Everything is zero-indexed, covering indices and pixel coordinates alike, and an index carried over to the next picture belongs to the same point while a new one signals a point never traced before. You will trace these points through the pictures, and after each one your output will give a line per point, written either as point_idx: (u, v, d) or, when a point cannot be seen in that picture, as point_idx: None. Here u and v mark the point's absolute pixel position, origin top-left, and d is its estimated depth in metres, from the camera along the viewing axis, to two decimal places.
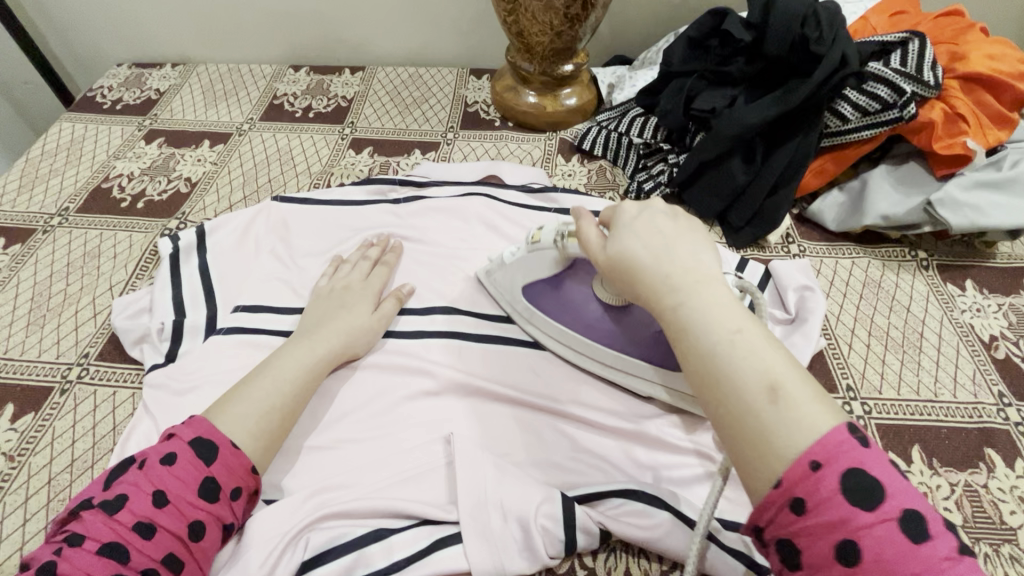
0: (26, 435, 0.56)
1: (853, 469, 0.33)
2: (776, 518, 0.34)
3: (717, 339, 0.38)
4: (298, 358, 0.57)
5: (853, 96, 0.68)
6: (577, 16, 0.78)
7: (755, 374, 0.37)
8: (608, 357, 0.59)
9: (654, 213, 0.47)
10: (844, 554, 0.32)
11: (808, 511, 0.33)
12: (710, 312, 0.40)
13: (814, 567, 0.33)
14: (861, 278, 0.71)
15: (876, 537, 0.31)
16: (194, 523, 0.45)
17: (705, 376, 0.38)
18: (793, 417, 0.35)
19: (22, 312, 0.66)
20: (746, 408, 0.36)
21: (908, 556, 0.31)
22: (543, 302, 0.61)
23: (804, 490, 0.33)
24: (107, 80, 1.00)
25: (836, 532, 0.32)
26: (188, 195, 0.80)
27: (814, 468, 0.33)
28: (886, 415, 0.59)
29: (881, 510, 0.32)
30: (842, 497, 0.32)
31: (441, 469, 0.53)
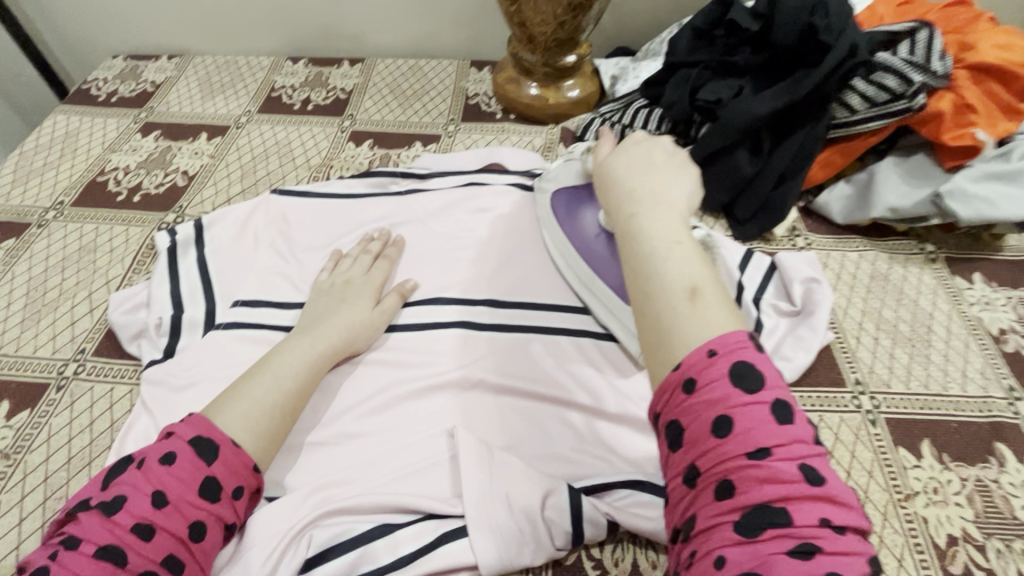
0: (22, 432, 0.55)
1: (742, 360, 0.35)
2: (669, 400, 0.37)
3: (657, 244, 0.43)
4: (297, 354, 0.56)
5: (861, 87, 0.67)
6: (581, 5, 0.76)
7: (680, 275, 0.41)
8: (584, 274, 0.65)
9: (648, 147, 0.52)
10: (719, 429, 0.34)
11: (697, 391, 0.35)
12: (656, 224, 0.44)
13: (692, 443, 0.35)
14: (868, 271, 0.70)
15: (750, 415, 0.34)
16: (195, 523, 0.44)
17: (636, 274, 0.42)
18: (698, 315, 0.39)
19: (17, 307, 0.65)
20: (662, 301, 0.40)
21: (773, 434, 0.33)
22: (560, 208, 0.68)
23: (696, 371, 0.36)
24: (101, 72, 0.99)
25: (717, 409, 0.34)
26: (185, 188, 0.78)
27: (709, 355, 0.36)
28: (895, 409, 0.59)
29: (757, 394, 0.34)
30: (729, 380, 0.35)
31: (445, 464, 0.52)
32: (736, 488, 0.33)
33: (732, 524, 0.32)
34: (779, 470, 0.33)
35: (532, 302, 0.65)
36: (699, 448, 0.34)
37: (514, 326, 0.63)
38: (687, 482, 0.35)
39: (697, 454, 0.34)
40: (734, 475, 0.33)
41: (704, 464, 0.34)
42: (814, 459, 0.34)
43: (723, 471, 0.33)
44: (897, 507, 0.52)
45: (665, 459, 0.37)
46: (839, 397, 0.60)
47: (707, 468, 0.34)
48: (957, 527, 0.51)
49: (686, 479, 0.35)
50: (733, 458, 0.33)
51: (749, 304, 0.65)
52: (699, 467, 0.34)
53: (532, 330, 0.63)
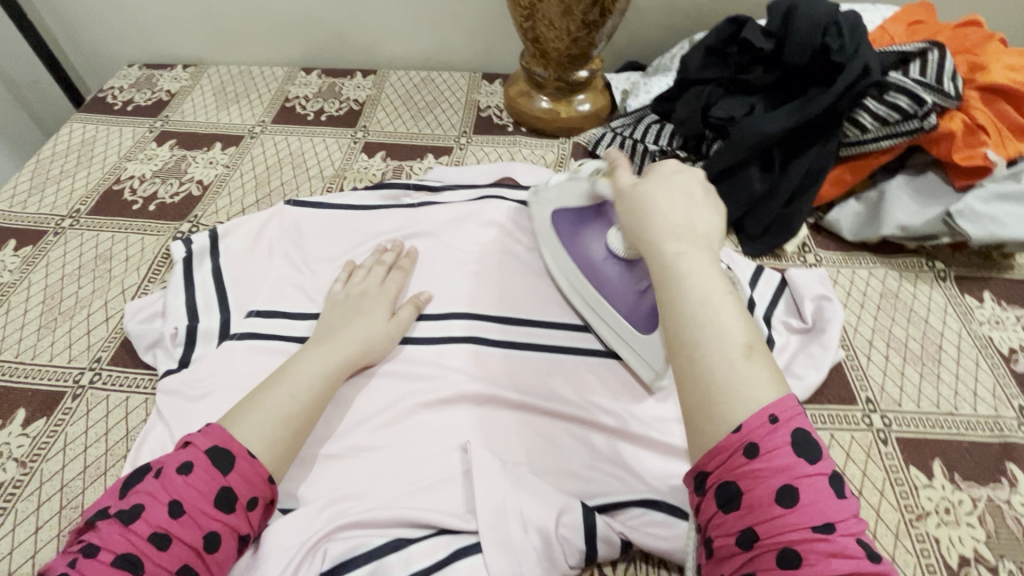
0: (38, 441, 0.55)
1: (802, 430, 0.35)
2: (724, 459, 0.35)
3: (712, 293, 0.40)
4: (313, 365, 0.56)
5: (872, 106, 0.67)
6: (595, 23, 0.77)
7: (738, 330, 0.38)
8: (593, 299, 0.64)
9: (686, 178, 0.48)
10: (783, 497, 0.33)
11: (757, 455, 0.34)
12: (703, 268, 0.41)
13: (750, 508, 0.34)
14: (878, 289, 0.71)
15: (813, 487, 0.33)
16: (210, 533, 0.45)
17: (683, 322, 0.39)
18: (759, 374, 0.37)
19: (33, 315, 0.65)
20: (717, 356, 0.38)
21: (836, 508, 0.33)
22: (565, 230, 0.68)
23: (757, 436, 0.35)
24: (117, 81, 1.00)
25: (781, 477, 0.34)
26: (200, 198, 0.79)
27: (771, 420, 0.35)
28: (905, 428, 0.59)
29: (820, 464, 0.34)
30: (790, 450, 0.34)
31: (459, 478, 0.52)
32: (800, 559, 0.32)
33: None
34: (846, 545, 0.32)
35: (544, 317, 0.67)
36: (758, 514, 0.33)
37: (526, 340, 0.64)
38: (742, 545, 0.34)
39: (756, 519, 0.33)
40: (798, 546, 0.32)
41: (764, 531, 0.33)
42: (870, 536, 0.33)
43: (785, 540, 0.32)
44: (908, 527, 0.52)
45: (712, 518, 0.36)
46: (850, 415, 0.60)
47: (768, 534, 0.33)
48: (969, 548, 0.51)
49: (739, 542, 0.34)
50: (797, 528, 0.32)
51: (759, 320, 0.65)
52: (757, 533, 0.33)
53: (545, 345, 0.64)
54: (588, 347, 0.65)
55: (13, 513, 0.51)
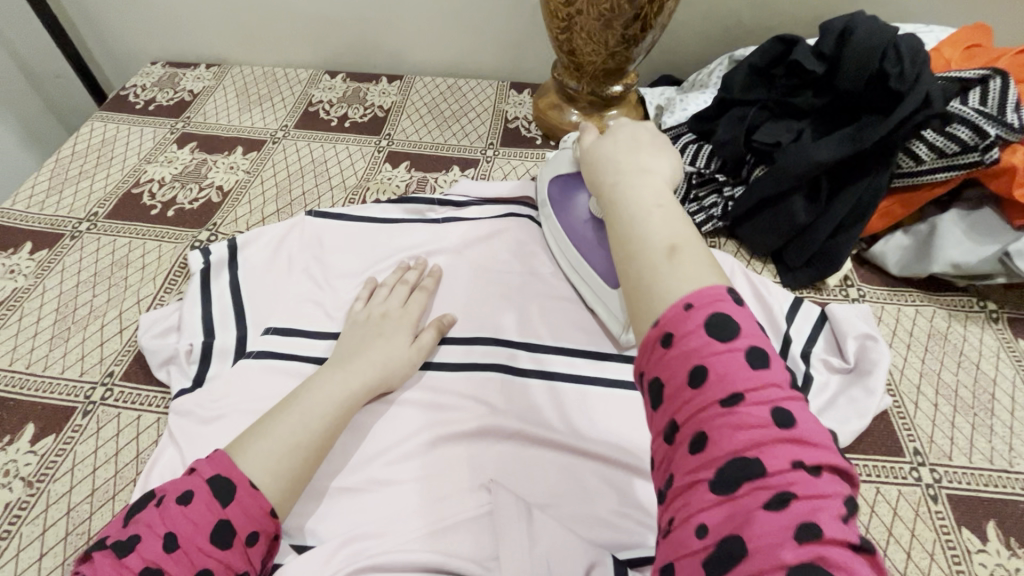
0: (46, 460, 0.53)
1: (720, 309, 0.32)
2: (647, 355, 0.33)
3: (638, 208, 0.39)
4: (329, 391, 0.53)
5: (930, 137, 0.64)
6: (635, 37, 0.73)
7: (660, 235, 0.37)
8: (574, 257, 0.66)
9: (635, 130, 0.48)
10: (694, 378, 0.31)
11: (672, 343, 0.32)
12: (637, 190, 0.41)
13: (668, 399, 0.31)
14: (925, 328, 0.67)
15: (726, 364, 0.30)
16: (203, 571, 0.41)
17: (618, 240, 0.39)
18: (679, 270, 0.35)
19: (46, 324, 0.64)
20: (642, 261, 0.36)
21: (749, 380, 0.30)
22: (556, 195, 0.68)
23: (672, 324, 0.32)
24: (140, 79, 0.98)
25: (692, 360, 0.31)
26: (219, 205, 0.77)
27: (685, 306, 0.32)
28: (956, 484, 0.55)
29: (734, 342, 0.31)
30: (704, 331, 0.31)
31: (482, 521, 0.50)
32: (711, 439, 0.29)
33: (707, 481, 0.29)
34: (755, 417, 0.29)
35: (572, 345, 0.64)
36: (676, 403, 0.31)
37: (554, 370, 0.61)
38: (667, 439, 0.32)
39: (674, 409, 0.31)
40: (708, 426, 0.30)
41: (681, 419, 0.31)
42: (791, 405, 0.30)
43: (698, 424, 0.30)
44: None
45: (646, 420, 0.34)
46: (898, 468, 0.56)
47: (685, 421, 0.31)
48: None
49: (665, 437, 0.32)
50: (708, 408, 0.30)
51: (797, 357, 0.62)
52: (677, 422, 0.31)
53: (572, 375, 0.61)
54: (618, 379, 0.61)
55: (17, 538, 0.49)
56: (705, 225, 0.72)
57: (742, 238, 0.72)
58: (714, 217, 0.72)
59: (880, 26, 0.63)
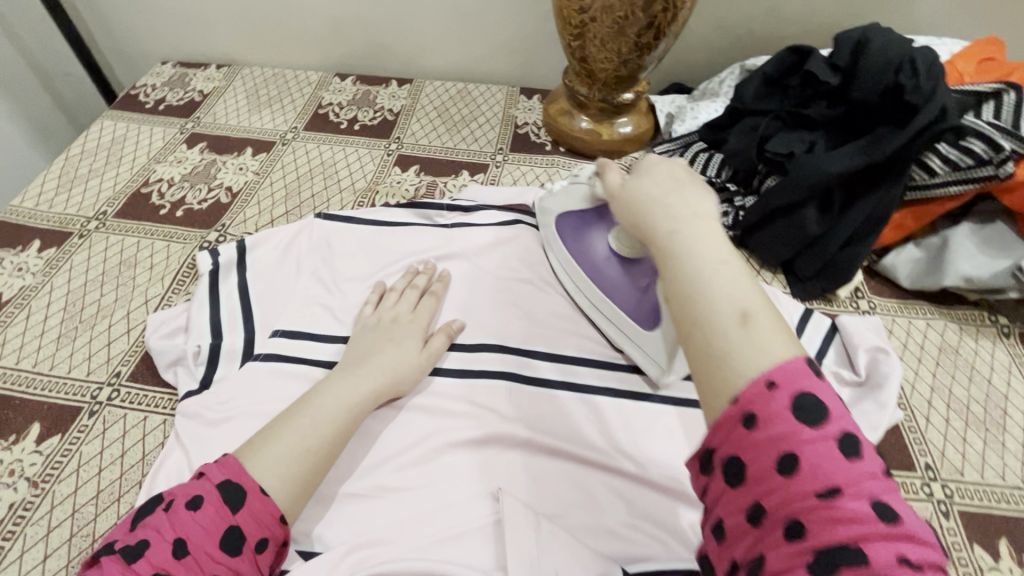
0: (51, 460, 0.53)
1: (806, 389, 0.31)
2: (725, 434, 0.32)
3: (700, 264, 0.37)
4: (338, 396, 0.53)
5: (943, 150, 0.64)
6: (648, 45, 0.73)
7: (729, 298, 0.35)
8: (598, 298, 0.65)
9: (673, 165, 0.47)
10: (783, 465, 0.29)
11: (756, 424, 0.31)
12: (696, 242, 0.39)
13: (753, 482, 0.30)
14: (936, 342, 0.66)
15: (818, 451, 0.29)
16: None
17: (680, 299, 0.36)
18: (754, 341, 0.33)
19: (53, 323, 0.63)
20: (713, 328, 0.34)
21: (844, 470, 0.29)
22: (569, 235, 0.68)
23: (755, 403, 0.31)
24: (151, 78, 0.98)
25: (780, 445, 0.30)
26: (229, 206, 0.77)
27: (768, 385, 0.31)
28: (968, 500, 0.55)
29: (824, 427, 0.30)
30: (791, 413, 0.30)
31: (488, 529, 0.49)
32: (807, 530, 0.28)
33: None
34: (854, 509, 0.28)
35: (583, 351, 0.64)
36: (763, 489, 0.30)
37: (564, 378, 0.61)
38: (751, 523, 0.30)
39: (760, 493, 0.30)
40: (803, 517, 0.28)
41: (770, 505, 0.29)
42: (889, 495, 0.29)
43: (791, 513, 0.29)
44: None
45: (720, 499, 0.32)
46: (909, 483, 0.56)
47: (774, 508, 0.29)
48: None
49: (748, 520, 0.30)
50: (802, 498, 0.28)
51: None
52: (764, 508, 0.30)
53: (581, 384, 0.61)
54: (626, 389, 0.61)
55: (21, 539, 0.49)
56: None
57: (753, 248, 0.72)
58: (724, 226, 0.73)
59: (895, 38, 0.64)
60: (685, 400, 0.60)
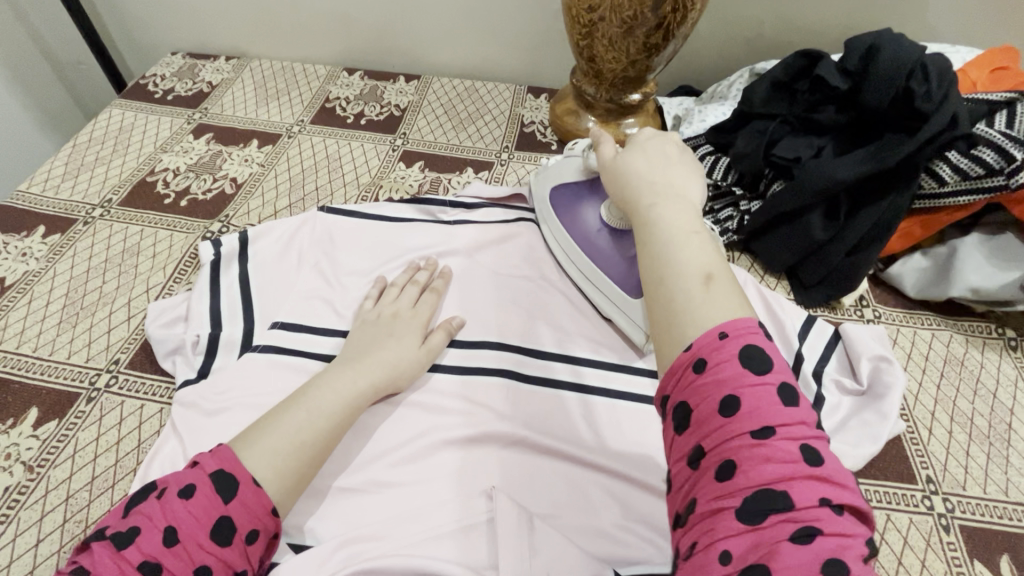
0: (48, 444, 0.53)
1: (753, 343, 0.35)
2: (678, 379, 0.36)
3: (673, 234, 0.42)
4: (338, 389, 0.53)
5: (954, 158, 0.62)
6: (657, 46, 0.72)
7: (694, 264, 0.40)
8: (588, 268, 0.65)
9: (661, 141, 0.52)
10: (725, 407, 0.33)
11: (705, 369, 0.35)
12: (674, 214, 0.44)
13: (698, 425, 0.34)
14: (941, 353, 0.65)
15: (758, 396, 0.33)
16: (202, 568, 0.41)
17: (653, 260, 0.42)
18: (711, 300, 0.38)
19: (54, 309, 0.64)
20: (677, 285, 0.39)
21: (779, 414, 0.32)
22: (561, 207, 0.68)
23: (705, 351, 0.35)
24: (160, 69, 0.99)
25: (724, 388, 0.33)
26: (233, 197, 0.77)
27: (720, 335, 0.35)
28: (970, 515, 0.54)
29: (766, 376, 0.34)
30: (737, 361, 0.34)
31: (482, 528, 0.49)
32: (739, 466, 0.31)
33: (733, 509, 0.31)
34: (784, 449, 0.31)
35: (582, 353, 0.63)
36: (705, 429, 0.33)
37: (559, 379, 0.61)
38: (692, 464, 0.34)
39: (703, 434, 0.33)
40: (737, 454, 0.32)
41: (709, 444, 0.33)
42: (817, 443, 0.32)
43: (728, 451, 0.32)
44: None
45: (670, 443, 0.36)
46: (910, 495, 0.55)
47: (713, 448, 0.33)
48: None
49: (691, 461, 0.34)
50: (738, 436, 0.32)
51: (809, 376, 0.61)
52: (704, 448, 0.33)
53: (580, 385, 0.60)
54: (622, 392, 0.60)
55: (14, 522, 0.49)
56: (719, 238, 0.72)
57: (758, 254, 0.71)
58: (729, 230, 0.72)
59: (908, 43, 0.62)
60: None
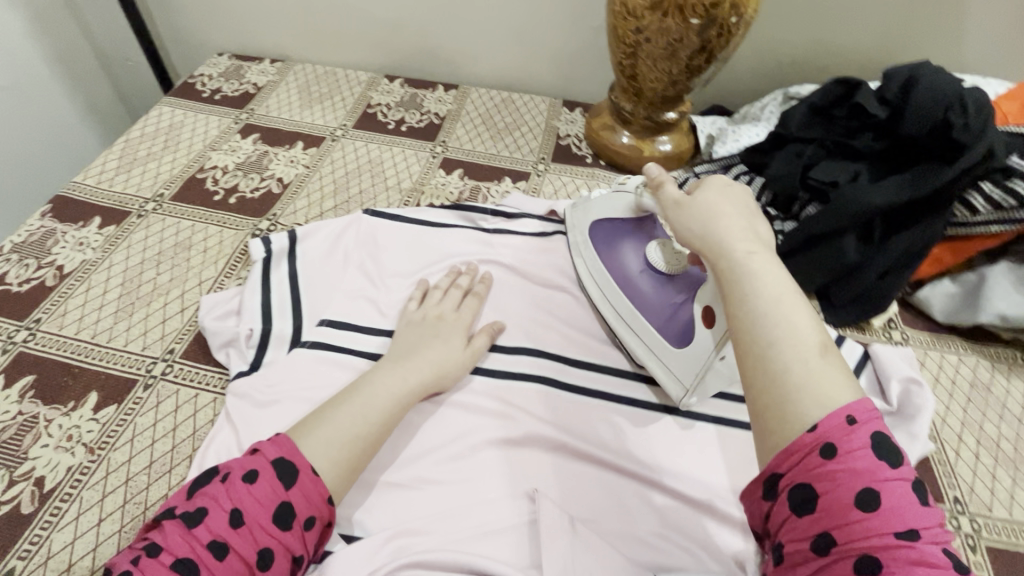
0: (108, 428, 0.55)
1: (880, 432, 0.35)
2: (799, 461, 0.35)
3: (779, 294, 0.41)
4: (388, 386, 0.55)
5: (987, 188, 0.65)
6: (698, 68, 0.74)
7: (806, 332, 0.39)
8: (627, 311, 0.64)
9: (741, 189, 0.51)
10: (862, 500, 0.33)
11: (836, 455, 0.34)
12: (772, 271, 0.42)
13: (827, 511, 0.34)
14: (968, 378, 0.67)
15: (895, 492, 0.33)
16: (265, 550, 0.43)
17: (753, 321, 0.40)
18: (827, 374, 0.37)
19: (112, 297, 0.66)
20: (789, 355, 0.38)
21: (918, 514, 0.32)
22: (601, 243, 0.68)
23: (835, 437, 0.34)
24: (207, 69, 1.02)
25: (860, 480, 0.33)
26: (280, 196, 0.79)
27: (849, 422, 0.35)
28: (996, 536, 0.55)
29: (899, 470, 0.34)
30: (870, 452, 0.34)
31: (524, 527, 0.50)
32: (882, 565, 0.31)
33: None
34: (928, 552, 0.31)
35: (619, 364, 0.65)
36: (838, 519, 0.33)
37: (597, 389, 0.62)
38: (818, 550, 0.34)
39: (834, 523, 0.33)
40: (880, 552, 0.32)
41: (842, 535, 0.33)
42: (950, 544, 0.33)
43: (866, 547, 0.32)
44: None
45: (783, 522, 0.36)
46: None
47: (847, 539, 0.33)
48: None
49: (815, 546, 0.34)
50: (881, 534, 0.32)
51: None
52: (836, 536, 0.33)
53: (616, 394, 0.62)
54: (658, 403, 0.62)
55: (77, 502, 0.51)
56: None
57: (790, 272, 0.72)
58: None
59: (945, 77, 0.65)
60: (719, 419, 0.61)
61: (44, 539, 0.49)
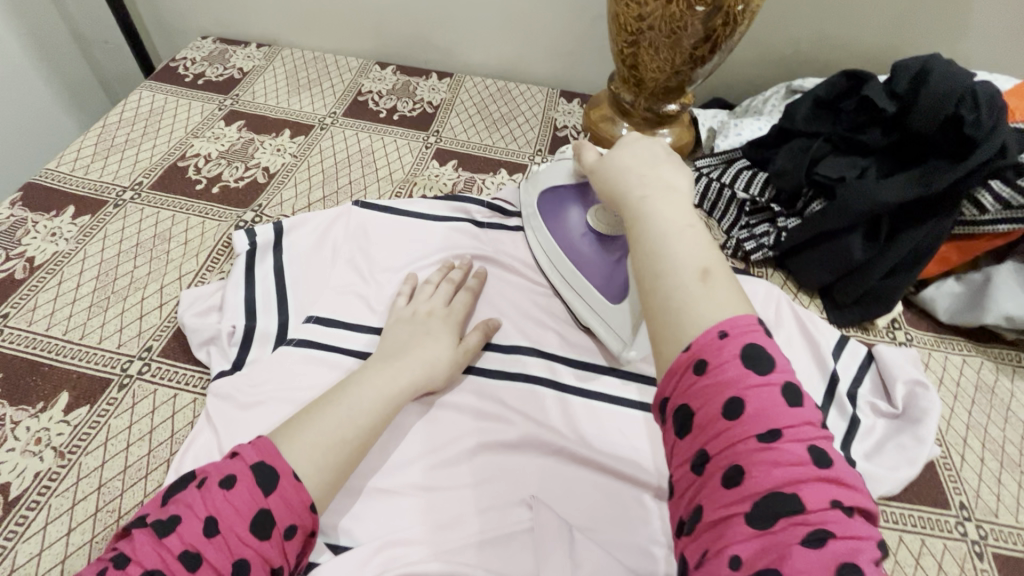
0: (79, 431, 0.52)
1: (754, 340, 0.33)
2: (676, 382, 0.34)
3: (669, 224, 0.40)
4: (379, 389, 0.52)
5: (996, 187, 0.63)
6: (702, 58, 0.72)
7: (691, 257, 0.37)
8: (570, 272, 0.64)
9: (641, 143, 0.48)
10: (729, 410, 0.31)
11: (706, 370, 0.33)
12: (667, 207, 0.41)
13: (700, 428, 0.32)
14: (973, 379, 0.65)
15: (763, 397, 0.31)
16: (241, 562, 0.40)
17: (643, 250, 0.39)
18: (711, 296, 0.36)
19: (85, 292, 0.63)
20: (672, 280, 0.37)
21: (785, 416, 0.31)
22: (547, 211, 0.67)
23: (707, 352, 0.33)
24: (190, 52, 0.98)
25: (728, 390, 0.32)
26: (265, 186, 0.76)
27: (721, 335, 0.33)
28: (1003, 544, 0.54)
29: (769, 375, 0.32)
30: (740, 360, 0.32)
31: (523, 536, 0.49)
32: (747, 472, 0.30)
33: (744, 517, 0.29)
34: (792, 452, 0.30)
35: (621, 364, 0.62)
36: (709, 434, 0.32)
37: (595, 390, 0.60)
38: (695, 470, 0.32)
39: (707, 438, 0.32)
40: (745, 459, 0.30)
41: (713, 450, 0.31)
42: (825, 444, 0.31)
43: (733, 457, 0.31)
44: None
45: (669, 447, 0.34)
46: (943, 521, 0.55)
47: (718, 453, 0.31)
48: None
49: (692, 468, 0.32)
50: (745, 440, 0.31)
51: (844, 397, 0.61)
52: (708, 453, 0.32)
53: (616, 396, 0.60)
54: None
55: (45, 510, 0.48)
56: (755, 253, 0.72)
57: (793, 272, 0.72)
58: (765, 246, 0.72)
59: (957, 71, 0.63)
60: None
61: (9, 550, 0.46)
